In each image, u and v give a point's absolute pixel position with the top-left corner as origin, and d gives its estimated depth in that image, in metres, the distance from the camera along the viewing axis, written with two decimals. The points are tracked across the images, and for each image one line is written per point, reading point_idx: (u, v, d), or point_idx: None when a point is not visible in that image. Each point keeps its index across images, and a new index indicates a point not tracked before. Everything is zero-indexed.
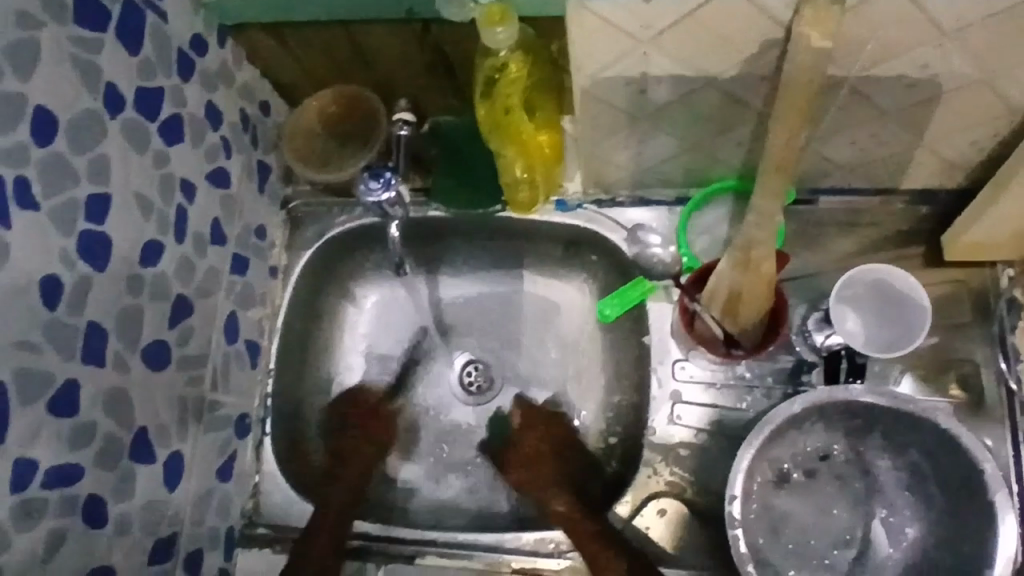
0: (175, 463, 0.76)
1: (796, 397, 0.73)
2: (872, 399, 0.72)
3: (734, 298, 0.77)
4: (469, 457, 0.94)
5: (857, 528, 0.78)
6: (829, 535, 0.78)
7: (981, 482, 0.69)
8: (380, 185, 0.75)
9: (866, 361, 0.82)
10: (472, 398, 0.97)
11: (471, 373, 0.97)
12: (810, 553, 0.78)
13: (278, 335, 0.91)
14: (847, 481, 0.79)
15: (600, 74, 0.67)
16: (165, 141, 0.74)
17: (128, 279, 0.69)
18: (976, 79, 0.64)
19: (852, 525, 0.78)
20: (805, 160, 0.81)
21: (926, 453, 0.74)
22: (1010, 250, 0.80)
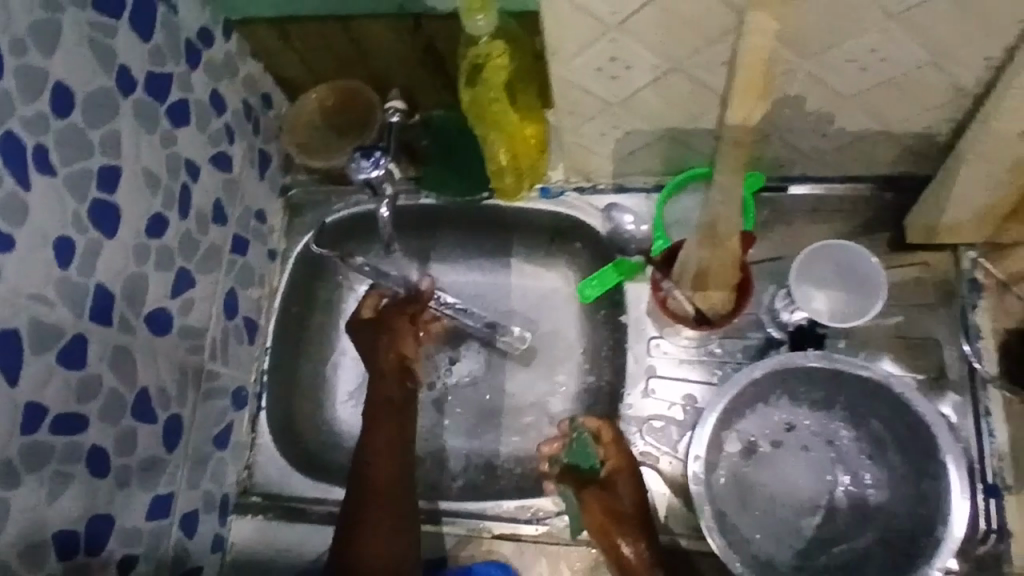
0: (174, 424, 0.81)
1: (755, 363, 0.78)
2: (816, 362, 0.77)
3: (702, 277, 0.81)
4: (459, 438, 0.97)
5: (819, 495, 0.81)
6: (794, 504, 0.81)
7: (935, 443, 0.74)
8: (369, 164, 0.81)
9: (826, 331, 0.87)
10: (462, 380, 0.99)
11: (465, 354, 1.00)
12: (776, 521, 0.81)
13: (275, 314, 0.97)
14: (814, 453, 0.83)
15: (573, 61, 0.73)
16: (172, 123, 0.80)
17: (135, 247, 0.75)
18: (921, 62, 0.69)
19: (818, 493, 0.82)
20: (772, 148, 0.86)
21: (886, 422, 0.79)
22: (969, 232, 0.85)
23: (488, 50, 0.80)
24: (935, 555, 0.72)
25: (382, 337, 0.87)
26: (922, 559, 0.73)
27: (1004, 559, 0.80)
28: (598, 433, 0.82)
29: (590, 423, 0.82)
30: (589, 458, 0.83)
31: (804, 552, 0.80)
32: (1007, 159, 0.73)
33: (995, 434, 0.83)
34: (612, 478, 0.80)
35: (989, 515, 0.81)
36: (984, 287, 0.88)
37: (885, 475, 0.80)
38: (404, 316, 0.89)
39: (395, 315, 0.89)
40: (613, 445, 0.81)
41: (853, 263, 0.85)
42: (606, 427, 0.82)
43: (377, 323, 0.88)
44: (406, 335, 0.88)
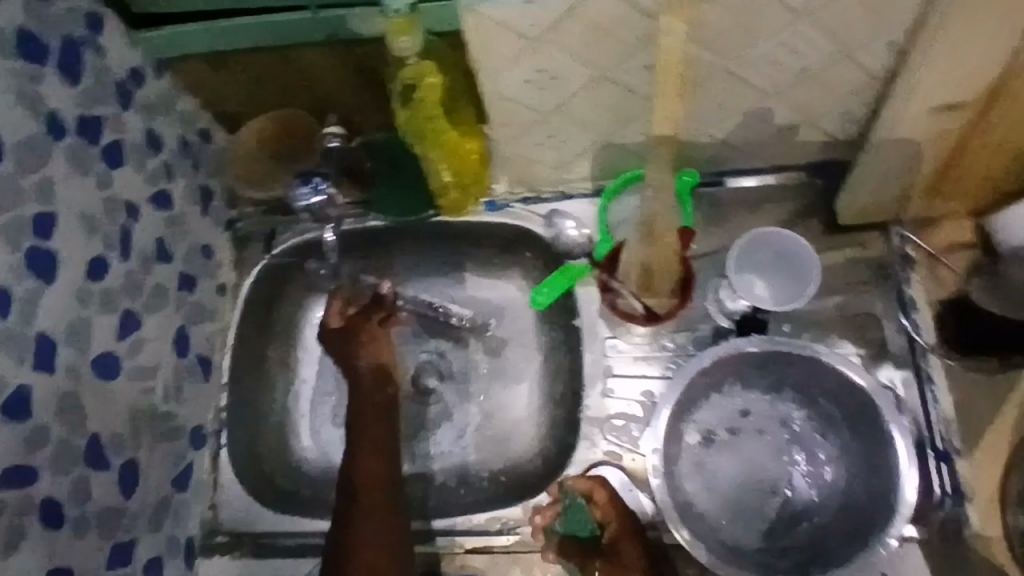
0: (131, 469, 0.80)
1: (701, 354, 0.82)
2: (755, 347, 0.81)
3: (647, 274, 0.87)
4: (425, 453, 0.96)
5: (777, 475, 0.84)
6: (755, 486, 0.84)
7: (876, 412, 0.78)
8: (309, 190, 0.91)
9: (767, 315, 0.89)
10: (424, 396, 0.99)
11: (426, 370, 1.00)
12: (741, 506, 0.83)
13: (229, 349, 0.96)
14: (768, 434, 0.85)
15: (502, 75, 0.75)
16: (108, 165, 0.79)
17: (77, 292, 0.74)
18: (832, 53, 0.72)
19: (776, 474, 0.84)
20: (704, 146, 0.88)
21: (831, 398, 0.83)
22: (894, 208, 0.89)
23: (423, 69, 0.81)
24: (891, 523, 0.75)
25: (359, 346, 0.89)
26: (878, 526, 0.76)
27: (962, 521, 0.82)
28: (592, 496, 0.83)
29: (583, 486, 0.83)
30: (585, 524, 0.85)
31: (768, 533, 0.82)
32: (927, 133, 0.77)
33: (940, 401, 0.86)
34: (614, 542, 0.82)
35: (942, 480, 0.84)
36: (916, 262, 0.91)
37: (838, 450, 0.83)
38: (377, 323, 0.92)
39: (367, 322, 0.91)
40: (609, 507, 0.83)
41: (785, 246, 0.88)
42: (598, 488, 0.83)
43: (347, 332, 0.90)
44: (380, 338, 0.91)
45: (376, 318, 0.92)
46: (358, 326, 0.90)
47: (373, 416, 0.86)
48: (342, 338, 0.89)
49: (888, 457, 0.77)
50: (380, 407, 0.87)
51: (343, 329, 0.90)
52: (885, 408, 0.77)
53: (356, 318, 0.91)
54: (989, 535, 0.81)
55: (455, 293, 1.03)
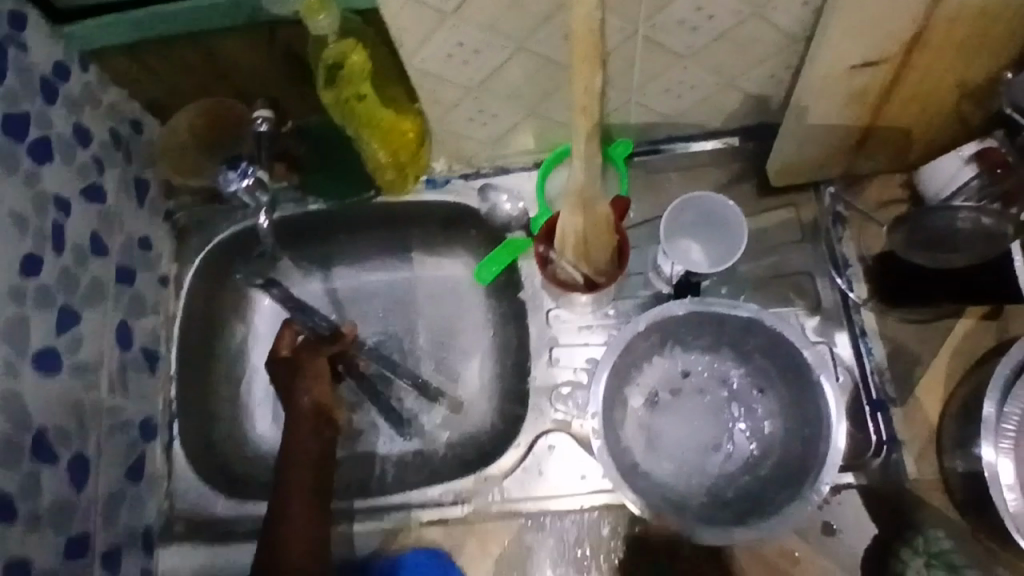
0: (79, 463, 0.80)
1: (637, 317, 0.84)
2: (685, 310, 0.83)
3: (582, 241, 0.84)
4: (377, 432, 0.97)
5: (718, 430, 0.88)
6: (699, 441, 0.87)
7: (807, 367, 0.81)
8: (236, 176, 0.88)
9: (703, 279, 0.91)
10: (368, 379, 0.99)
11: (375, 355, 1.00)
12: (687, 461, 0.87)
13: (176, 341, 0.96)
14: (708, 393, 0.89)
15: (423, 50, 0.74)
16: (35, 161, 0.78)
17: (11, 290, 0.73)
18: (745, 15, 0.73)
19: (718, 429, 0.88)
20: (632, 114, 0.89)
21: (763, 352, 0.86)
22: (824, 165, 0.91)
23: (344, 47, 0.81)
24: (822, 470, 0.78)
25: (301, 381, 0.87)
26: (812, 474, 0.79)
27: (900, 467, 0.85)
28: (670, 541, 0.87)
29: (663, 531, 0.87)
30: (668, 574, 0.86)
31: (711, 483, 0.86)
32: (846, 90, 0.78)
33: (873, 352, 0.89)
34: None
35: (879, 427, 0.86)
36: (847, 220, 0.94)
37: (776, 404, 0.87)
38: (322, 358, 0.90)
39: (312, 356, 0.89)
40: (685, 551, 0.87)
41: (715, 209, 0.89)
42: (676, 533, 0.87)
43: (296, 363, 0.89)
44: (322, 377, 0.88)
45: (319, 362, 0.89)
46: (305, 356, 0.89)
47: (312, 465, 0.81)
48: (290, 369, 0.89)
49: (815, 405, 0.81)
50: (319, 455, 0.82)
51: (293, 359, 0.90)
52: (815, 362, 0.80)
53: (305, 350, 0.90)
54: (925, 479, 0.85)
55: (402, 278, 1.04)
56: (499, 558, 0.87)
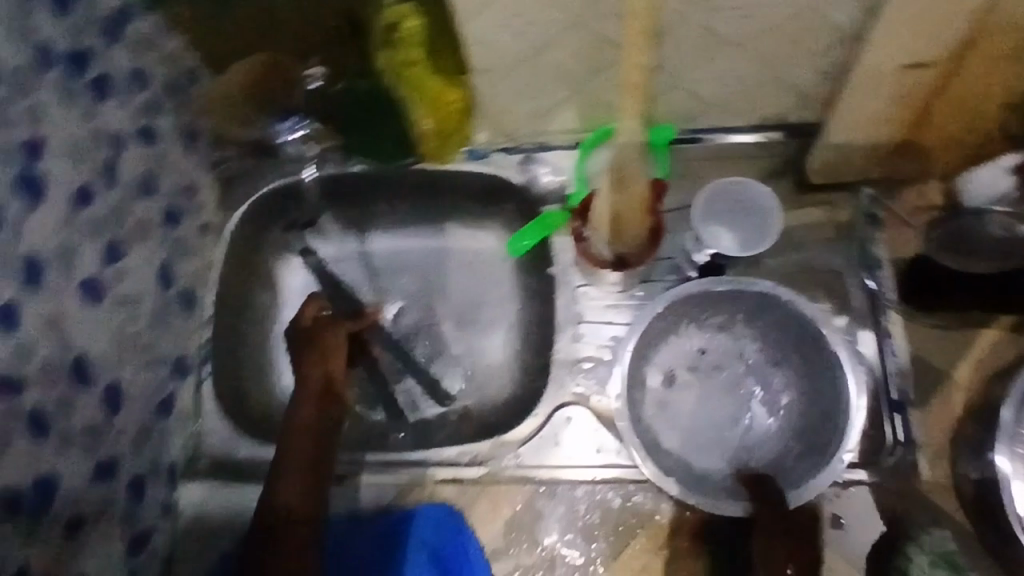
0: (114, 391, 0.83)
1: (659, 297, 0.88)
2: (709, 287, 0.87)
3: (616, 221, 0.89)
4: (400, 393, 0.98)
5: (733, 404, 0.90)
6: (714, 417, 0.90)
7: (820, 337, 0.86)
8: (288, 126, 0.93)
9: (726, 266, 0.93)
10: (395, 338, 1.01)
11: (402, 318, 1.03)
12: (704, 435, 0.90)
13: (214, 287, 0.99)
14: (725, 368, 0.92)
15: (479, 19, 0.75)
16: (95, 97, 0.81)
17: (64, 216, 0.76)
18: (798, 7, 0.73)
19: (734, 403, 0.90)
20: (677, 101, 0.91)
21: (783, 330, 0.89)
22: (862, 165, 0.92)
23: (401, 12, 0.82)
24: (844, 438, 0.82)
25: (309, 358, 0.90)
26: (833, 443, 0.83)
27: (913, 469, 0.86)
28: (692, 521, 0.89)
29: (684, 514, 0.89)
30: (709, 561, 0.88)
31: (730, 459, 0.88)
32: (889, 92, 0.79)
33: (897, 353, 0.89)
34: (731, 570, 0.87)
35: (895, 428, 0.87)
36: (883, 223, 0.95)
37: (792, 376, 0.90)
38: (340, 333, 0.92)
39: (325, 333, 0.91)
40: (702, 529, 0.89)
41: (749, 194, 0.92)
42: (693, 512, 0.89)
43: (308, 338, 0.91)
44: (333, 351, 0.90)
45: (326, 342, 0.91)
46: (318, 329, 0.92)
47: (311, 440, 0.85)
48: (303, 342, 0.91)
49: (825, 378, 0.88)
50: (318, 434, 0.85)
51: (306, 330, 0.92)
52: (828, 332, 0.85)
53: (319, 325, 0.92)
54: (936, 482, 0.86)
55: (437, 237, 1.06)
56: (510, 521, 0.90)
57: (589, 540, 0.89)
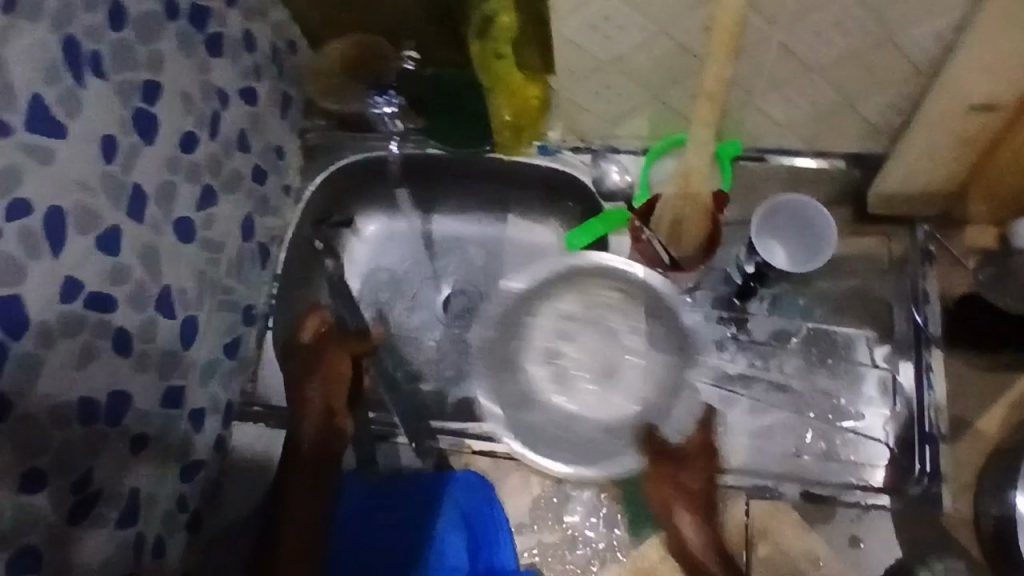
0: (191, 324, 0.89)
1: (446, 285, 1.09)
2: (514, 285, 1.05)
3: (676, 225, 0.93)
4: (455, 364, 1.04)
5: (623, 375, 0.99)
6: (603, 386, 0.99)
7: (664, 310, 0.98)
8: (383, 100, 1.04)
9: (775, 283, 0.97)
10: (451, 318, 1.07)
11: (456, 298, 1.08)
12: (593, 400, 0.99)
13: (288, 245, 1.06)
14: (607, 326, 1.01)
15: (570, 18, 0.80)
16: (208, 54, 0.88)
17: (169, 157, 0.83)
18: (877, 38, 0.77)
19: (620, 372, 0.99)
20: (748, 118, 0.94)
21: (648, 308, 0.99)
22: (921, 203, 0.94)
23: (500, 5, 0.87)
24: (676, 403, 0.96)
25: (315, 384, 0.94)
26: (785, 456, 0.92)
27: (938, 501, 0.87)
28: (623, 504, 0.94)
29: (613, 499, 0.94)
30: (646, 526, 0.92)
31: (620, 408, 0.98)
32: (959, 131, 0.81)
33: (934, 388, 0.91)
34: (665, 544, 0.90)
35: (925, 459, 0.89)
36: (936, 258, 0.97)
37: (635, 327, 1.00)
38: (345, 358, 0.96)
39: (334, 357, 0.96)
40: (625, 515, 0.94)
41: (806, 214, 0.93)
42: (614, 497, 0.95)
43: (313, 364, 0.96)
44: (337, 382, 0.94)
45: (333, 370, 0.95)
46: (324, 349, 0.97)
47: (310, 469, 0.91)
48: (312, 363, 0.96)
49: (860, 399, 0.93)
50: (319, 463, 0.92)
51: (313, 346, 0.99)
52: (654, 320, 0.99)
53: (325, 342, 0.99)
54: (957, 515, 0.88)
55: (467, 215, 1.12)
56: (536, 500, 0.95)
57: (610, 527, 0.93)
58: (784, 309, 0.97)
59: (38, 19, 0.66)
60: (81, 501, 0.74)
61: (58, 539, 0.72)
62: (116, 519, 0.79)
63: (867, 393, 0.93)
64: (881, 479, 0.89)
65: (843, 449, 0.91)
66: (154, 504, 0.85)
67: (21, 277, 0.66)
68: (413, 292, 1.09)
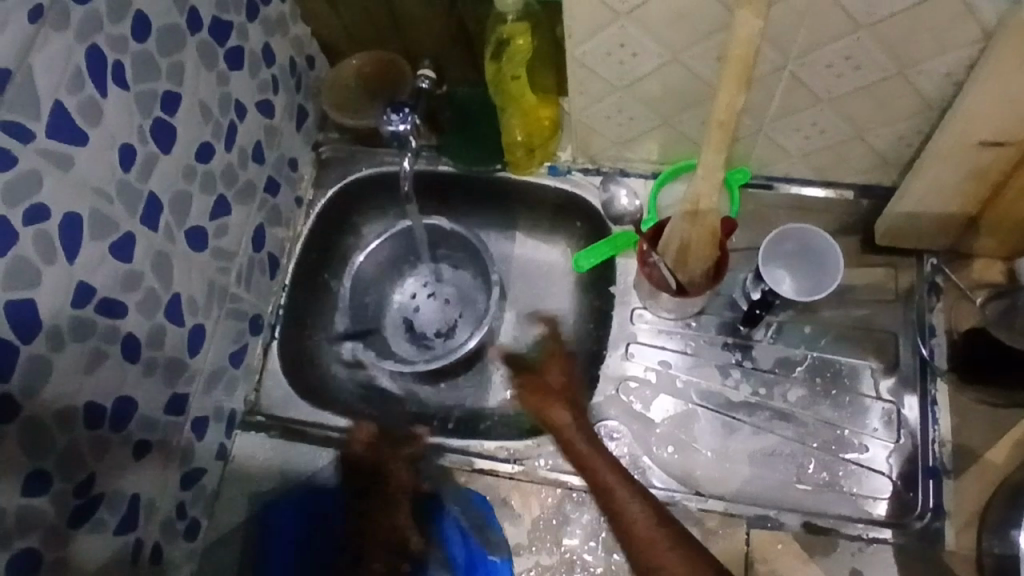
0: (198, 332, 0.90)
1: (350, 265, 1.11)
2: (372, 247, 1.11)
3: (684, 248, 0.92)
4: (409, 353, 1.10)
5: (459, 328, 1.11)
6: (446, 337, 1.11)
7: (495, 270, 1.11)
8: (398, 118, 0.96)
9: (781, 310, 0.97)
10: (418, 320, 1.12)
11: (425, 299, 1.13)
12: (436, 346, 1.10)
13: (296, 256, 1.07)
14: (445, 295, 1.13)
15: (585, 43, 0.81)
16: (228, 66, 0.90)
17: (185, 167, 0.84)
18: (890, 72, 0.77)
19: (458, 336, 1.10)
20: (757, 145, 0.95)
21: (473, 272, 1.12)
22: (929, 237, 0.94)
23: (514, 30, 0.90)
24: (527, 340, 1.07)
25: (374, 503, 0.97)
26: (783, 485, 0.91)
27: (939, 537, 0.87)
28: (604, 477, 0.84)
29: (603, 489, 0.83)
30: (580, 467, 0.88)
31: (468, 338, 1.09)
32: (967, 166, 0.82)
33: (939, 422, 0.91)
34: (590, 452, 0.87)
35: (928, 494, 0.88)
36: (943, 291, 0.97)
37: (455, 285, 1.13)
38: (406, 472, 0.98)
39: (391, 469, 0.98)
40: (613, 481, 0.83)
41: (812, 242, 0.94)
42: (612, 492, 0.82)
43: (371, 478, 0.98)
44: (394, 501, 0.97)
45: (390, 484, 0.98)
46: (380, 458, 0.98)
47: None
48: (369, 480, 0.98)
49: (864, 430, 0.92)
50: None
51: (368, 458, 0.98)
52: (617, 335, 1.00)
53: (381, 451, 0.99)
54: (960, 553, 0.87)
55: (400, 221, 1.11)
56: (535, 520, 0.92)
57: (609, 551, 0.90)
58: (789, 337, 0.97)
59: (66, 28, 0.67)
60: (83, 504, 0.75)
61: (58, 542, 0.72)
62: (115, 524, 0.80)
63: (871, 425, 0.92)
64: (883, 512, 0.89)
65: (846, 481, 0.91)
66: (153, 510, 0.85)
67: (36, 281, 0.66)
68: (392, 298, 1.13)
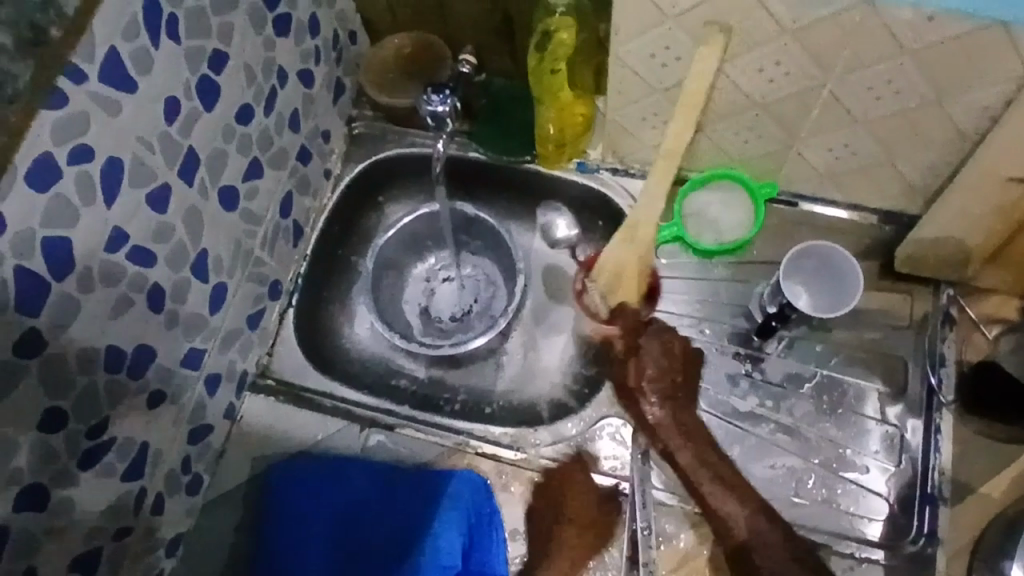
0: (220, 291, 0.91)
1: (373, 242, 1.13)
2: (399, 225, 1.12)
3: (616, 278, 1.01)
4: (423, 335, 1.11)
5: (474, 314, 1.12)
6: (462, 322, 1.12)
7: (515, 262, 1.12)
8: (438, 99, 0.98)
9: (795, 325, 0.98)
10: (434, 303, 1.14)
11: (443, 283, 1.14)
12: (451, 331, 1.11)
13: (320, 228, 1.08)
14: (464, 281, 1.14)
15: (628, 43, 0.82)
16: (276, 32, 0.91)
17: (225, 126, 0.86)
18: (928, 99, 0.78)
19: (473, 323, 1.12)
20: (787, 161, 0.96)
21: (494, 259, 1.13)
22: (947, 269, 0.95)
23: (559, 23, 0.93)
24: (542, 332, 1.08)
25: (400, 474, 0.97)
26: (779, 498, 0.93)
27: (930, 563, 0.88)
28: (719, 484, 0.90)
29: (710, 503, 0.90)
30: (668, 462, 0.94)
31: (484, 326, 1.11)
32: (992, 200, 0.82)
33: (941, 450, 0.92)
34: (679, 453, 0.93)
35: (923, 519, 0.89)
36: (956, 323, 0.97)
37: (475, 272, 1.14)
38: (602, 513, 0.92)
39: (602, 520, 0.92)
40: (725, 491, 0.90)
41: (834, 261, 0.94)
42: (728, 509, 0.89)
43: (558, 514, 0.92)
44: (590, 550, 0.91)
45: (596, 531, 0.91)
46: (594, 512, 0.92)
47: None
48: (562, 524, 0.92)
49: (864, 451, 0.93)
50: None
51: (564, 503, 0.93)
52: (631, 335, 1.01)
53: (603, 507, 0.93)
54: None
55: (428, 203, 1.13)
56: (533, 508, 0.94)
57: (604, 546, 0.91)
58: (801, 352, 0.98)
59: None
60: (93, 447, 0.76)
61: (67, 480, 0.73)
62: (122, 470, 0.81)
63: (872, 447, 0.93)
64: (876, 533, 0.90)
65: (843, 499, 0.92)
66: (160, 460, 0.86)
67: (74, 220, 0.68)
68: (411, 280, 1.14)
